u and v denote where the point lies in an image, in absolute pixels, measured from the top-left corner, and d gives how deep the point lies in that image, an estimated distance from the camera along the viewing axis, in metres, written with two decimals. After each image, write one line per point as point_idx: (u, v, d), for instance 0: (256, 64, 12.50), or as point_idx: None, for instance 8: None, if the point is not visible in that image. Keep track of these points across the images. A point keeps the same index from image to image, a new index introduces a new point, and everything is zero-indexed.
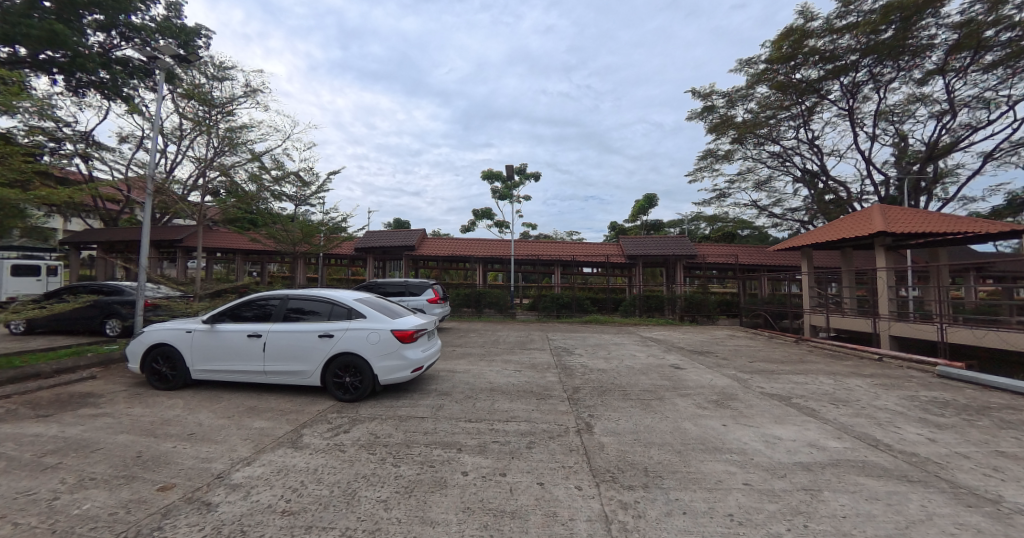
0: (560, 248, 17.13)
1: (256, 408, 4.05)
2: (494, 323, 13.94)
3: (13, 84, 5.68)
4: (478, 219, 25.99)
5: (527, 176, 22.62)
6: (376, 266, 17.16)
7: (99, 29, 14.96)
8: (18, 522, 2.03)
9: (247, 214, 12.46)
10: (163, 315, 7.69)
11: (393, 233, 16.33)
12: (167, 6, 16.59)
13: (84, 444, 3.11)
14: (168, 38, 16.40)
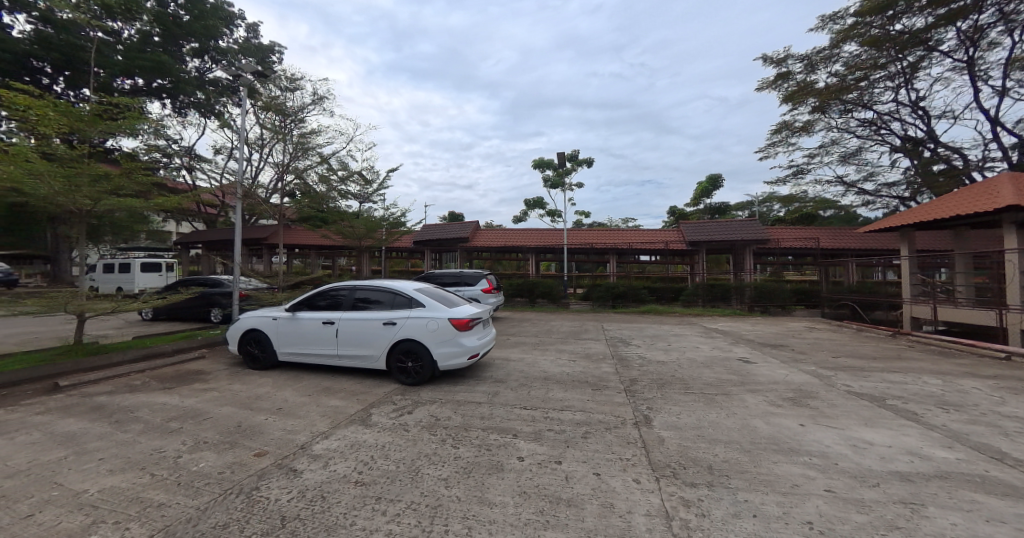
0: (615, 236, 16.52)
1: (331, 388, 4.46)
2: (546, 312, 13.90)
3: (134, 109, 6.65)
4: (529, 209, 25.99)
5: (579, 162, 22.10)
6: (432, 258, 17.91)
7: (194, 55, 17.24)
8: (163, 475, 2.50)
9: (320, 214, 13.60)
10: (254, 304, 8.71)
11: (447, 226, 16.87)
12: (247, 28, 18.60)
13: (196, 413, 3.66)
14: (248, 57, 18.39)
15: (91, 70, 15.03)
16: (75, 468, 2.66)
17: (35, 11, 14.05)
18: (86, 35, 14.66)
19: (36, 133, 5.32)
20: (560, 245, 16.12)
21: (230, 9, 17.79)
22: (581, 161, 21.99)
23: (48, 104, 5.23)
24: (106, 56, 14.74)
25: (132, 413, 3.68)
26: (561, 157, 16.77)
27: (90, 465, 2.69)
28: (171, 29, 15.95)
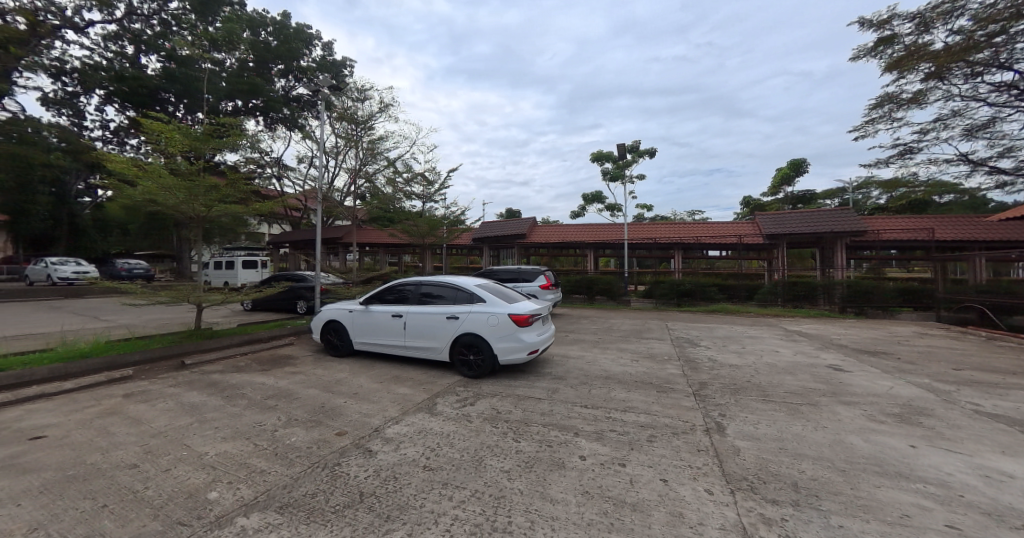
0: (680, 229, 15.53)
1: (399, 377, 4.76)
2: (604, 310, 13.51)
3: (237, 127, 7.63)
4: (588, 204, 25.42)
5: (640, 153, 21.08)
6: (490, 254, 18.29)
7: (281, 76, 19.42)
8: (264, 446, 2.86)
9: (387, 214, 14.55)
10: (332, 298, 9.62)
11: (505, 223, 17.13)
12: (323, 47, 20.48)
13: (288, 393, 4.13)
14: (324, 73, 20.26)
15: (204, 96, 17.65)
16: (199, 433, 3.16)
17: (163, 50, 16.83)
18: (200, 66, 17.24)
19: (165, 153, 6.33)
20: (620, 240, 15.52)
21: (309, 31, 19.72)
22: (642, 152, 20.95)
23: (173, 128, 6.20)
24: (215, 83, 17.19)
25: (238, 390, 4.26)
26: (621, 149, 16.13)
27: (209, 431, 3.17)
28: (263, 55, 18.15)
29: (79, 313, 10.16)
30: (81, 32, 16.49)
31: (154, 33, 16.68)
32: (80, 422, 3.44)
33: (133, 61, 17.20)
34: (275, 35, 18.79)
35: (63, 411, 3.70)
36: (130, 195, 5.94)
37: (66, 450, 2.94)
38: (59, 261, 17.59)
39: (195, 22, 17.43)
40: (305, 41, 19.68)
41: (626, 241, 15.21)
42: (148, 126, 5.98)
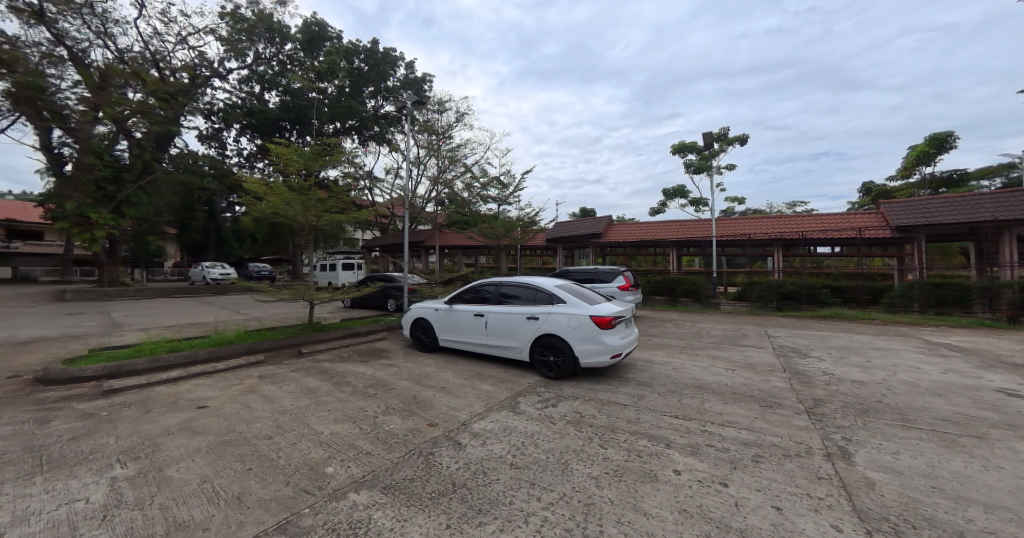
0: (779, 223, 13.74)
1: (482, 374, 4.94)
2: (688, 313, 12.50)
3: (339, 145, 8.65)
4: (668, 199, 23.87)
5: (729, 141, 19.21)
6: (563, 254, 18.12)
7: (372, 97, 21.68)
8: (368, 430, 3.19)
9: (464, 218, 15.31)
10: (417, 297, 10.40)
11: (580, 223, 16.88)
12: (406, 66, 22.38)
13: (384, 383, 4.55)
14: (408, 90, 22.11)
15: (311, 121, 20.49)
16: (317, 413, 3.64)
17: (281, 86, 19.90)
18: (308, 96, 20.06)
19: (286, 172, 7.42)
20: (707, 237, 14.26)
21: (394, 54, 21.73)
22: (732, 139, 19.06)
23: (292, 150, 7.24)
24: (320, 109, 19.83)
25: (345, 378, 4.82)
26: (706, 138, 14.84)
27: (324, 413, 3.63)
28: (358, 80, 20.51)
29: (227, 307, 12.46)
30: (225, 79, 20.30)
31: (275, 73, 19.84)
32: (230, 396, 4.20)
33: (259, 97, 20.61)
34: (366, 61, 21.07)
35: (218, 387, 4.55)
36: (262, 209, 7.09)
37: (223, 418, 3.60)
38: (211, 265, 21.79)
39: (304, 58, 20.29)
40: (391, 63, 21.71)
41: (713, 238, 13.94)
42: (273, 150, 7.06)
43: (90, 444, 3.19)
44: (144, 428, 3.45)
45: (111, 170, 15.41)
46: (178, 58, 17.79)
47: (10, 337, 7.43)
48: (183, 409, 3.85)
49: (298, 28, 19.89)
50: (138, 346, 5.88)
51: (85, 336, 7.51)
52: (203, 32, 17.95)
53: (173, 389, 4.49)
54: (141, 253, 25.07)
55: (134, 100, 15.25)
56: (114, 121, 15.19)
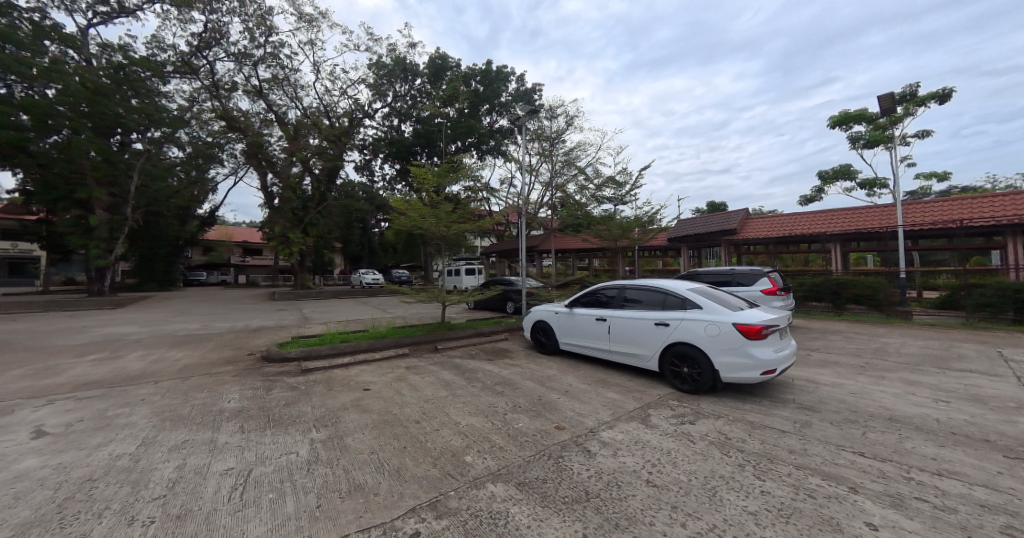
0: (1014, 202, 9.97)
1: (606, 381, 4.90)
2: (861, 323, 9.99)
3: (461, 162, 9.60)
4: (825, 183, 19.60)
5: (920, 100, 14.80)
6: (688, 254, 16.50)
7: (489, 113, 23.65)
8: (501, 427, 3.47)
9: (577, 221, 15.33)
10: (534, 300, 10.80)
11: (707, 219, 15.18)
12: (518, 79, 23.77)
13: (511, 382, 4.87)
14: (520, 101, 23.51)
15: (438, 143, 23.25)
16: (456, 404, 4.10)
17: (414, 116, 23.22)
18: (434, 121, 22.85)
19: (422, 190, 8.58)
20: (889, 227, 11.25)
21: (506, 70, 23.31)
22: (926, 97, 14.61)
23: (427, 171, 8.34)
24: (444, 132, 22.37)
25: (476, 374, 5.32)
26: (884, 101, 11.75)
27: (462, 404, 4.07)
28: (476, 100, 22.64)
29: (379, 307, 14.99)
30: (374, 118, 24.64)
31: (409, 106, 23.20)
32: (387, 382, 5.02)
33: (399, 129, 24.41)
34: (482, 82, 22.97)
35: (378, 373, 5.49)
36: (403, 224, 8.31)
37: (385, 400, 4.34)
38: (366, 272, 26.68)
39: (431, 88, 23.22)
40: (504, 79, 23.37)
41: (897, 229, 10.92)
42: (413, 172, 8.23)
43: (298, 409, 4.19)
44: (330, 402, 4.36)
45: (301, 201, 20.28)
46: (341, 107, 22.35)
47: (249, 325, 10.36)
48: (355, 389, 4.75)
49: (426, 63, 22.80)
50: (322, 336, 7.50)
51: (290, 326, 9.96)
52: (357, 83, 22.18)
53: (347, 372, 5.60)
54: (319, 263, 32.07)
55: (314, 145, 19.91)
56: (301, 163, 20.12)
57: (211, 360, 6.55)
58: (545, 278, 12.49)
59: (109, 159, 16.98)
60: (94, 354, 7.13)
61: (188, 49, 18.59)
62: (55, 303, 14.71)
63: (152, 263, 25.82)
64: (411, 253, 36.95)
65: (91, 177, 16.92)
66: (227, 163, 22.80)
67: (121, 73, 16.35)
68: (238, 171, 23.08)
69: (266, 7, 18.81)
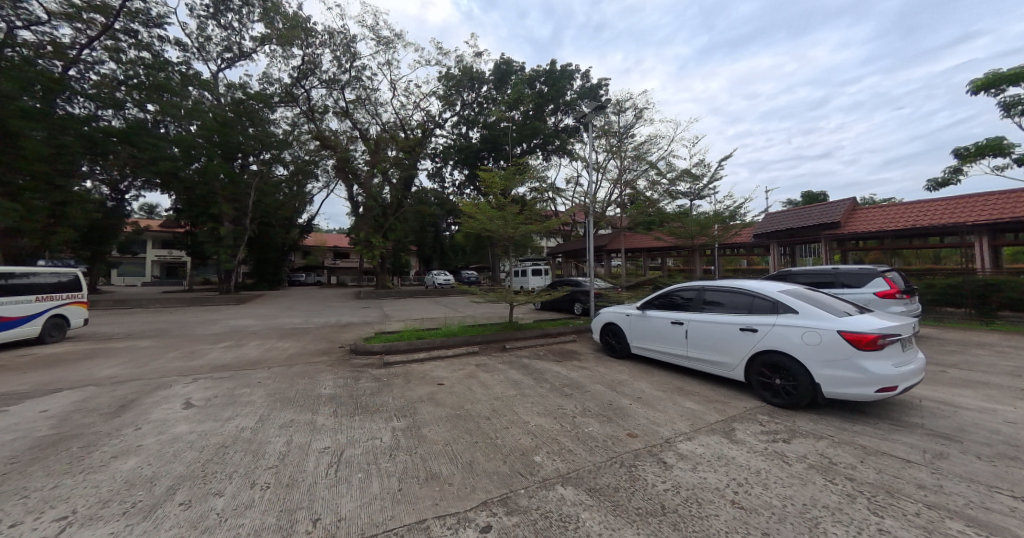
0: None
1: (683, 389, 4.61)
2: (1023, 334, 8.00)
3: (527, 165, 9.69)
4: (967, 163, 16.05)
5: None
6: (778, 251, 14.67)
7: (553, 113, 23.79)
8: (570, 429, 3.45)
9: (648, 219, 14.58)
10: (602, 301, 10.51)
11: (802, 212, 13.41)
12: (582, 76, 23.54)
13: (579, 384, 4.82)
14: (585, 99, 23.34)
15: (504, 147, 23.84)
16: (525, 403, 4.18)
17: (480, 122, 24.11)
18: (500, 126, 23.47)
19: (490, 193, 8.85)
20: None
21: (570, 69, 23.23)
22: None
23: (494, 175, 8.59)
24: (510, 135, 22.89)
25: (544, 374, 5.35)
26: None
27: (531, 404, 4.12)
28: (540, 102, 22.90)
29: (449, 306, 15.82)
30: (444, 127, 26.15)
31: (476, 113, 24.15)
32: (459, 378, 5.28)
33: (467, 136, 25.52)
34: (546, 83, 23.11)
35: (451, 369, 5.80)
36: (472, 227, 8.66)
37: (459, 395, 4.58)
38: (438, 273, 28.42)
39: (496, 94, 23.93)
40: (568, 78, 23.35)
41: None
42: (481, 176, 8.52)
43: (382, 398, 4.61)
44: (409, 393, 4.72)
45: (381, 209, 22.25)
46: (415, 119, 24.06)
47: (341, 321, 11.65)
48: (430, 383, 5.08)
49: (491, 70, 23.52)
50: (401, 332, 8.13)
51: (374, 323, 10.99)
52: (429, 95, 23.70)
53: (423, 367, 6.01)
54: (396, 265, 34.87)
55: (391, 157, 21.73)
56: (381, 173, 22.09)
57: (311, 351, 7.50)
58: (614, 278, 12.06)
59: (234, 180, 20.37)
60: (225, 342, 8.60)
61: (291, 81, 21.50)
62: (198, 300, 18.07)
63: (264, 266, 30.34)
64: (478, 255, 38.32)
65: (222, 196, 20.43)
66: (321, 177, 25.92)
67: (242, 107, 19.50)
68: (330, 184, 26.10)
69: (351, 36, 21.01)
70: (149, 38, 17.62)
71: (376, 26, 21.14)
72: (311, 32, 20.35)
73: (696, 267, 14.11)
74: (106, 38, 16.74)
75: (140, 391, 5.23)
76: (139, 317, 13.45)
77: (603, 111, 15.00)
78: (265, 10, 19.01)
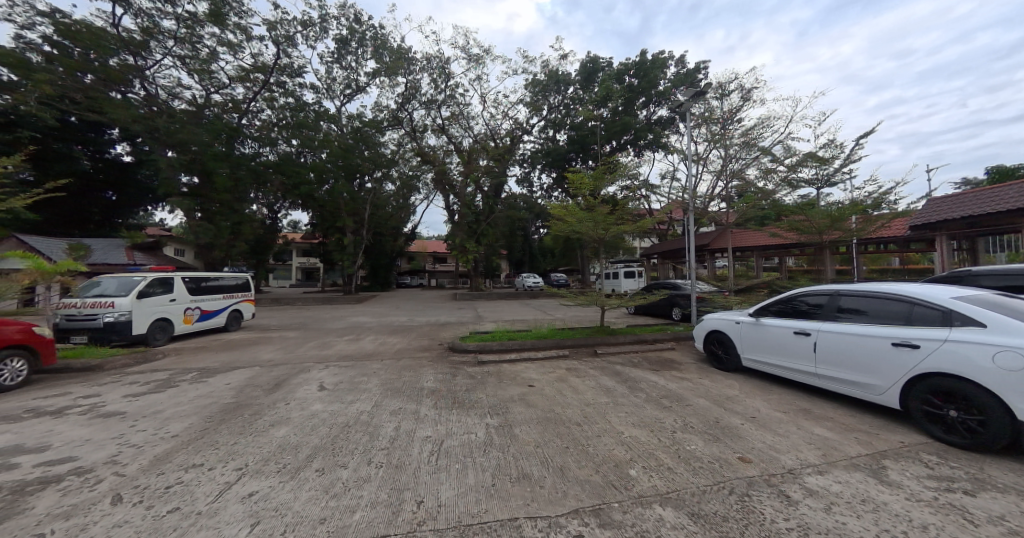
0: None
1: (811, 412, 3.89)
2: None
3: (616, 163, 9.29)
4: None
5: None
6: (950, 246, 11.44)
7: (645, 106, 22.66)
8: (669, 445, 3.17)
9: (761, 213, 12.77)
10: (706, 306, 9.49)
11: (986, 193, 10.33)
12: (678, 61, 21.96)
13: (679, 397, 4.42)
14: (680, 87, 21.88)
15: (593, 146, 23.35)
16: (618, 413, 3.98)
17: (567, 124, 24.05)
18: (588, 125, 23.07)
19: (578, 195, 8.71)
20: None
21: (663, 56, 21.88)
22: None
23: (582, 176, 8.42)
24: (598, 134, 22.34)
25: (638, 383, 5.04)
26: None
27: (624, 414, 3.91)
28: (631, 95, 21.97)
29: (538, 309, 15.99)
30: (532, 132, 26.75)
31: (563, 115, 24.13)
32: (549, 381, 5.29)
33: (553, 139, 25.70)
34: (636, 75, 22.15)
35: (541, 371, 5.84)
36: (561, 230, 8.62)
37: (550, 397, 4.58)
38: (528, 276, 29.15)
39: (583, 94, 23.60)
40: (661, 66, 22.05)
41: None
42: (569, 178, 8.44)
43: (476, 395, 4.87)
44: (502, 392, 4.90)
45: (475, 216, 23.71)
46: (504, 128, 25.13)
47: (439, 320, 12.69)
48: (521, 384, 5.17)
49: (577, 70, 23.33)
50: (494, 333, 8.50)
51: (469, 323, 11.69)
52: (517, 104, 24.54)
53: (515, 367, 6.17)
54: (488, 268, 36.65)
55: (483, 166, 23.03)
56: (474, 183, 23.53)
57: (415, 347, 8.30)
58: (719, 281, 10.80)
59: (354, 197, 23.80)
60: (348, 336, 10.05)
61: (396, 106, 24.32)
62: (329, 299, 21.49)
63: (377, 271, 34.74)
64: (567, 257, 38.06)
65: (345, 211, 24.03)
66: (422, 190, 28.72)
67: (359, 134, 22.71)
68: (430, 195, 28.78)
69: (446, 59, 22.94)
70: (293, 86, 21.71)
71: (468, 45, 22.74)
72: (412, 60, 22.79)
73: (828, 266, 11.84)
74: (265, 91, 21.09)
75: (289, 373, 6.42)
76: (289, 313, 16.60)
77: (702, 96, 13.68)
78: (376, 48, 21.94)
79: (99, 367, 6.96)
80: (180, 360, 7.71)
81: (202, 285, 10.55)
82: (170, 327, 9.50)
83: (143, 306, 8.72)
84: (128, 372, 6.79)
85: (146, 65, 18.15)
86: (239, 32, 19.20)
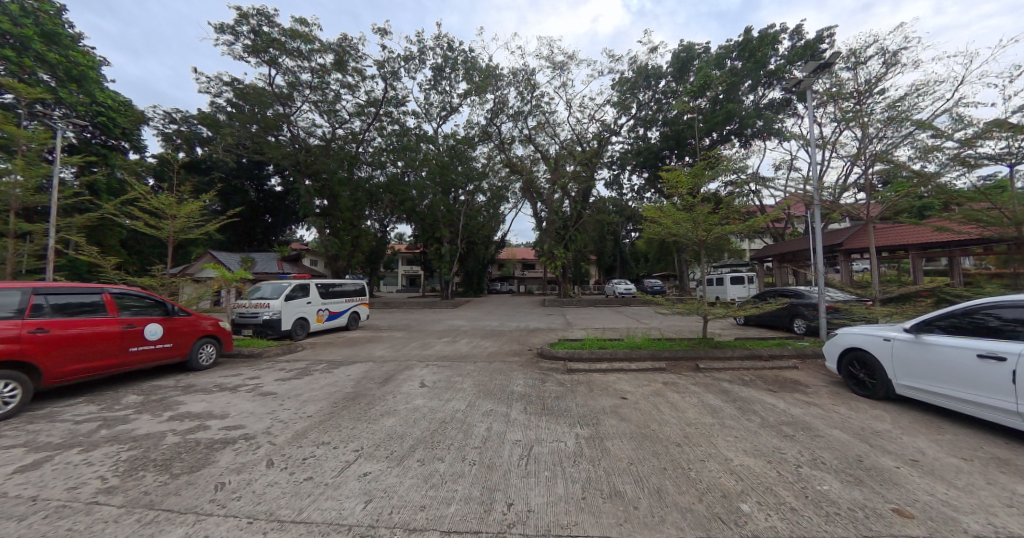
0: None
1: (1012, 464, 2.93)
2: None
3: (717, 156, 8.35)
4: None
5: None
6: None
7: (751, 90, 20.16)
8: (793, 481, 2.71)
9: (918, 203, 10.23)
10: (842, 318, 7.90)
11: None
12: (795, 33, 18.98)
13: (807, 426, 3.73)
14: (797, 61, 18.99)
15: (689, 141, 21.53)
16: (725, 436, 3.54)
17: (660, 120, 22.61)
18: (684, 119, 21.37)
19: (674, 195, 8.01)
20: None
21: (774, 31, 19.16)
22: None
23: (678, 173, 7.72)
24: (696, 127, 20.50)
25: (751, 405, 4.42)
26: None
27: (734, 439, 3.46)
28: (734, 80, 19.75)
29: (630, 317, 15.20)
30: (620, 133, 25.76)
31: (655, 111, 22.81)
32: (644, 394, 4.97)
33: (643, 137, 24.37)
34: (740, 57, 19.94)
35: (634, 383, 5.53)
36: (656, 233, 8.03)
37: (644, 413, 4.30)
38: (619, 283, 27.95)
39: (677, 85, 21.95)
40: (772, 42, 19.37)
41: None
42: (663, 177, 7.83)
43: (566, 404, 4.83)
44: (592, 403, 4.77)
45: (562, 221, 23.78)
46: (591, 131, 24.73)
47: (528, 326, 12.93)
48: (613, 396, 4.97)
49: (670, 61, 21.85)
50: (583, 340, 8.33)
51: (558, 330, 11.69)
52: (604, 105, 24.02)
53: (606, 378, 5.95)
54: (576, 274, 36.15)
55: (570, 172, 23.01)
56: (562, 189, 23.62)
57: (506, 351, 8.60)
58: (859, 288, 8.92)
59: (450, 210, 25.89)
60: (445, 338, 10.89)
61: (486, 122, 25.80)
62: (429, 304, 23.57)
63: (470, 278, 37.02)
64: (662, 261, 35.40)
65: (443, 222, 26.22)
66: (511, 199, 29.78)
67: (454, 151, 24.54)
68: (518, 204, 29.73)
69: (531, 70, 23.64)
70: (399, 115, 24.60)
71: (552, 54, 23.16)
72: (499, 77, 24.02)
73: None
74: (377, 122, 24.29)
75: (396, 370, 7.22)
76: (397, 316, 18.74)
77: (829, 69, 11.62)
78: (467, 71, 23.67)
79: (261, 355, 8.77)
80: (315, 353, 9.28)
81: (330, 290, 12.54)
82: (307, 325, 11.47)
83: (288, 308, 10.70)
84: (279, 361, 8.41)
85: (291, 113, 22.36)
86: (356, 75, 22.60)
